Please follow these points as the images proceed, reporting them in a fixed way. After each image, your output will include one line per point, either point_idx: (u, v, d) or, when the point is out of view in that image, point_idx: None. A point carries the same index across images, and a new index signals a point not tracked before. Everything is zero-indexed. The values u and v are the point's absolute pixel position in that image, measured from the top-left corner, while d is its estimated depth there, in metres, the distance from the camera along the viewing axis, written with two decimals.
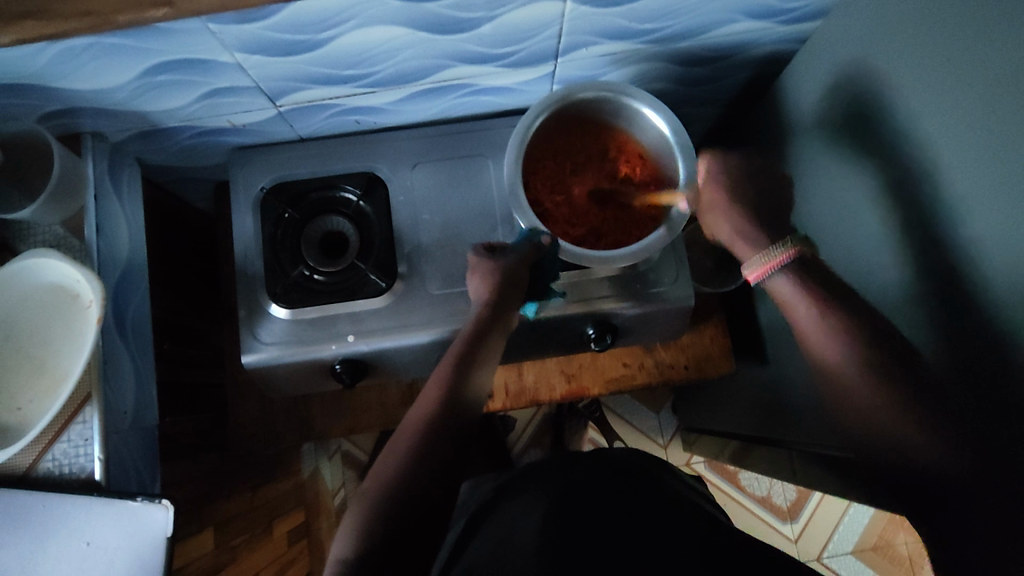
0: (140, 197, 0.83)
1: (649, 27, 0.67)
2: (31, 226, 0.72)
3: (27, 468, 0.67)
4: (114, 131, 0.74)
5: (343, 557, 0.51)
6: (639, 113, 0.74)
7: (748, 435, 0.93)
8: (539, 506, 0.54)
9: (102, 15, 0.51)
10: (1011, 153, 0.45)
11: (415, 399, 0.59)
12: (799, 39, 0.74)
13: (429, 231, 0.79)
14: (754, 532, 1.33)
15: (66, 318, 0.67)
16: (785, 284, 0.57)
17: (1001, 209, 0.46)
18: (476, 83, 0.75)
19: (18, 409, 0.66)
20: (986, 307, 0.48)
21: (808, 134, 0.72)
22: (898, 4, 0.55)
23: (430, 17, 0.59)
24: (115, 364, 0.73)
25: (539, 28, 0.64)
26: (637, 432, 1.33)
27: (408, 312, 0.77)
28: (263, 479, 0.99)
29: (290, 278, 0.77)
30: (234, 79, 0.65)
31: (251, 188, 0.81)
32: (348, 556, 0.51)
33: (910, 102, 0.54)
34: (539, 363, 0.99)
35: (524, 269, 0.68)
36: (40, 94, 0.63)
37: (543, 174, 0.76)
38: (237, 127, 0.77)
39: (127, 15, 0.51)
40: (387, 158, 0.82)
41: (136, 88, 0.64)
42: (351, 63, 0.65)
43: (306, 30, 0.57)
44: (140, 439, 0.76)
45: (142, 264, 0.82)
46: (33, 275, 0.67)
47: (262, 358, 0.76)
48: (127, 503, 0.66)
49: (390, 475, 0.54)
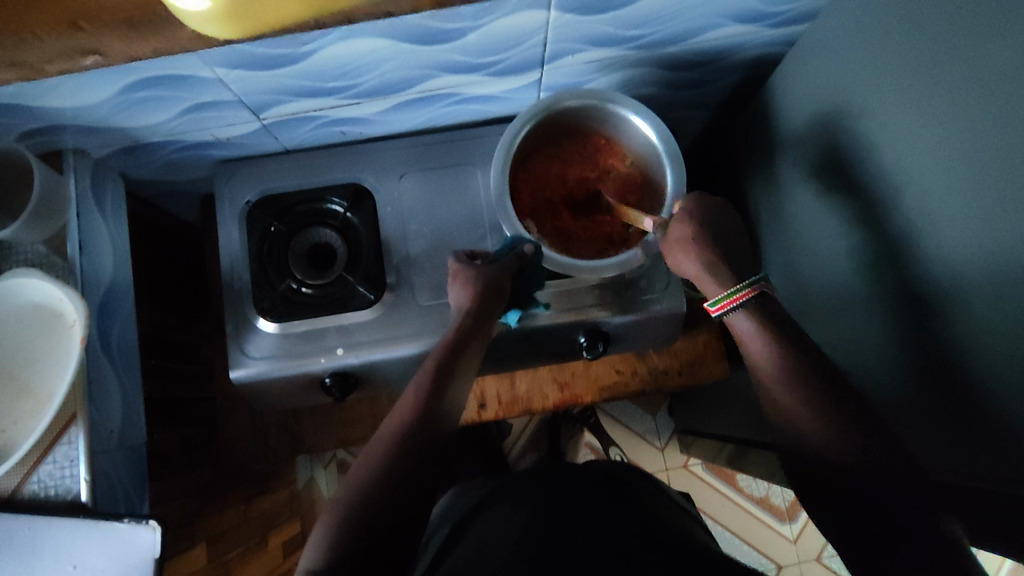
0: (124, 212, 0.82)
1: (633, 33, 0.67)
2: (13, 245, 0.71)
3: (12, 491, 0.66)
4: (95, 147, 0.73)
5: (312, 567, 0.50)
6: (626, 120, 0.73)
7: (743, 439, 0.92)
8: (528, 519, 0.54)
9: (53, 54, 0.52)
10: (1002, 159, 0.44)
11: (392, 407, 0.58)
12: (786, 42, 0.74)
13: (417, 241, 0.79)
14: (753, 533, 1.32)
15: (50, 339, 0.67)
16: (745, 324, 0.58)
17: (994, 216, 0.46)
18: (462, 92, 0.75)
19: (3, 431, 0.65)
20: (982, 316, 0.47)
21: (795, 137, 0.71)
22: (882, 9, 0.55)
23: (412, 29, 0.58)
24: (101, 383, 0.72)
25: (522, 37, 0.64)
26: (633, 436, 1.33)
27: (397, 324, 0.76)
28: (256, 491, 0.99)
29: (278, 292, 0.76)
30: (216, 93, 0.64)
31: (236, 201, 0.80)
32: (316, 566, 0.49)
33: (902, 106, 0.54)
34: (532, 371, 0.98)
35: (509, 277, 0.67)
36: (19, 113, 0.62)
37: (527, 185, 0.76)
38: (222, 141, 0.77)
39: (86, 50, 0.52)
40: (373, 168, 0.81)
41: (116, 105, 0.64)
42: (333, 75, 0.64)
43: (286, 44, 0.56)
44: (127, 458, 0.75)
45: (127, 281, 0.81)
46: (16, 295, 0.66)
47: (250, 373, 0.76)
48: (114, 524, 0.66)
49: (364, 485, 0.52)
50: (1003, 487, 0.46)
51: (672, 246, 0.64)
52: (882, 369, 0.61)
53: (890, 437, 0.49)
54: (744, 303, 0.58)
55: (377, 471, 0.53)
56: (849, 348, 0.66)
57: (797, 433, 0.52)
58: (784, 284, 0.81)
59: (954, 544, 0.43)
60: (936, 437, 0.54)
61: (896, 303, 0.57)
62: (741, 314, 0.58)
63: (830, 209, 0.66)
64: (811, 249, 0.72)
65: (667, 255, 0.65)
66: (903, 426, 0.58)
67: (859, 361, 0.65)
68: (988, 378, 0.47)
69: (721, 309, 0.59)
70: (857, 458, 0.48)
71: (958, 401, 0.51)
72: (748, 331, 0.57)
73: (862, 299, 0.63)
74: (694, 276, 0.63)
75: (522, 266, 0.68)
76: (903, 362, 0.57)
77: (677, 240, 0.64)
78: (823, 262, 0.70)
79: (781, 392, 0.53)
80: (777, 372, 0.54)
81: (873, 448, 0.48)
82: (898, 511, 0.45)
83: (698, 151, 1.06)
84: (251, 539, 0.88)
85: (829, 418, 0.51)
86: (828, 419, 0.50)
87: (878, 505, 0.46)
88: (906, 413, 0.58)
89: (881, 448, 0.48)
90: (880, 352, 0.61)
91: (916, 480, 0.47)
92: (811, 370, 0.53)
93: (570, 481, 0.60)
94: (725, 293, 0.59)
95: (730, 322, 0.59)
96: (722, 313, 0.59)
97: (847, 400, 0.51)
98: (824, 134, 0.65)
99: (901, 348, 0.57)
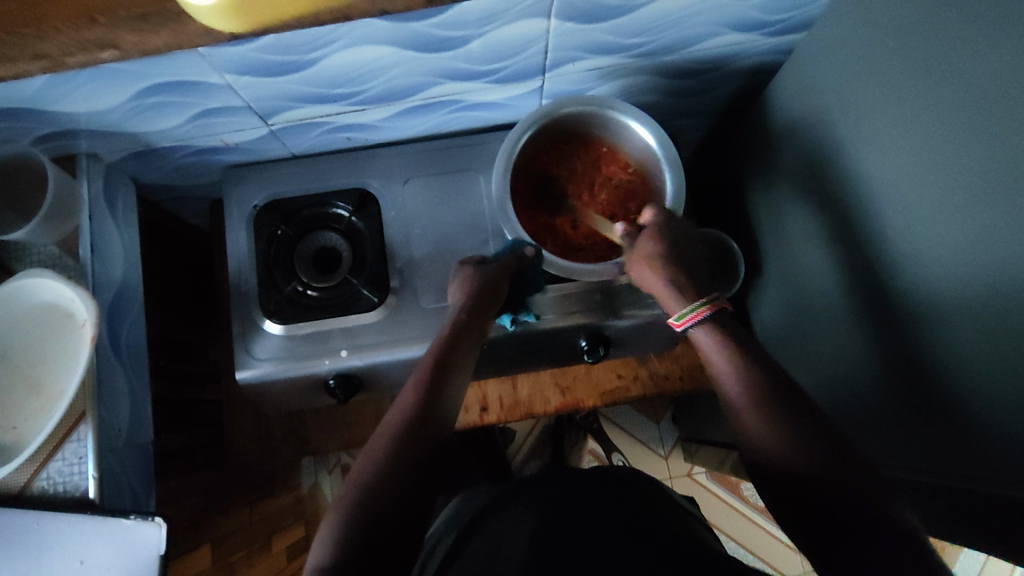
0: (135, 216, 0.84)
1: (634, 41, 0.68)
2: (27, 247, 0.73)
3: (22, 487, 0.67)
4: (108, 152, 0.75)
5: (318, 564, 0.50)
6: (626, 125, 0.74)
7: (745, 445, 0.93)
8: (529, 520, 0.55)
9: (57, 59, 0.52)
10: (991, 163, 0.45)
11: (391, 406, 0.58)
12: (784, 50, 0.75)
13: (420, 245, 0.80)
14: (758, 543, 1.32)
15: (60, 338, 0.68)
16: (704, 338, 0.58)
17: (980, 217, 0.46)
18: (465, 99, 0.76)
19: (13, 428, 0.66)
20: (969, 318, 0.48)
21: (791, 144, 0.72)
22: (874, 18, 0.56)
23: (416, 37, 0.59)
24: (110, 383, 0.73)
25: (524, 45, 0.65)
26: (637, 443, 1.32)
27: (400, 326, 0.77)
28: (260, 494, 0.99)
29: (284, 294, 0.78)
30: (225, 99, 0.66)
31: (244, 205, 0.82)
32: (323, 563, 0.49)
33: (894, 111, 0.54)
34: (534, 375, 0.99)
35: (504, 277, 0.69)
36: (34, 118, 0.64)
37: (522, 192, 0.77)
38: (230, 146, 0.78)
39: (76, 58, 0.52)
40: (378, 174, 0.82)
41: (128, 110, 0.66)
42: (339, 82, 0.66)
43: (293, 52, 0.58)
44: (134, 456, 0.77)
45: (136, 283, 0.83)
46: (28, 295, 0.68)
47: (256, 374, 0.77)
48: (120, 521, 0.67)
49: (367, 482, 0.52)
50: (991, 486, 0.47)
51: (637, 262, 0.65)
52: (873, 372, 0.61)
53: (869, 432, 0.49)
54: (704, 318, 0.59)
55: (380, 466, 0.53)
56: (841, 351, 0.67)
57: (750, 438, 0.52)
58: (781, 288, 0.82)
59: (911, 538, 0.42)
60: (925, 439, 0.54)
61: (885, 307, 0.58)
62: (702, 327, 0.58)
63: (824, 213, 0.67)
64: (806, 253, 0.73)
65: (634, 269, 0.66)
66: (894, 429, 0.59)
67: (851, 365, 0.65)
68: (975, 378, 0.48)
69: (684, 324, 0.60)
70: (812, 456, 0.47)
71: (942, 401, 0.51)
72: (709, 346, 0.57)
73: (853, 304, 0.63)
74: (660, 293, 0.64)
75: (520, 267, 0.71)
76: (892, 365, 0.57)
77: (641, 257, 0.65)
78: (817, 268, 0.70)
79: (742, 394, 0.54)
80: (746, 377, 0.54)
81: (829, 445, 0.48)
82: (855, 507, 0.45)
83: (700, 159, 1.07)
84: (255, 542, 0.89)
85: (787, 418, 0.50)
86: (783, 419, 0.50)
87: (829, 499, 0.46)
88: (896, 415, 0.58)
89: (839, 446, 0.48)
90: (870, 355, 0.61)
91: (876, 477, 0.46)
92: (771, 372, 0.54)
93: (572, 482, 0.60)
94: (688, 308, 0.60)
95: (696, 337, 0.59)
96: (687, 326, 0.60)
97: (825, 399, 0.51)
98: (820, 140, 0.66)
99: (889, 350, 0.58)
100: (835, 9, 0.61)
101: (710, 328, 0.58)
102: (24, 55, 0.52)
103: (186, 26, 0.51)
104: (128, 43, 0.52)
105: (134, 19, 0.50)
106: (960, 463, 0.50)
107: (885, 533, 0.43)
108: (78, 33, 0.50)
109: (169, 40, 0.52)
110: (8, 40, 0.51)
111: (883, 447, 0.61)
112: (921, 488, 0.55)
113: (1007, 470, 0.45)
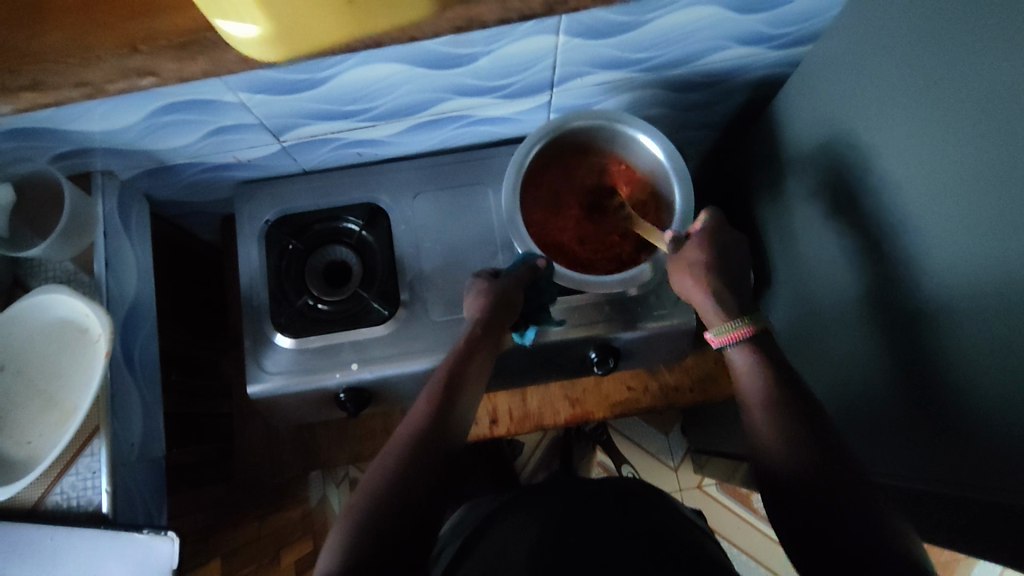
0: (148, 232, 0.85)
1: (641, 56, 0.68)
2: (43, 263, 0.74)
3: (35, 501, 0.68)
4: (123, 169, 0.76)
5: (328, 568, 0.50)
6: (634, 139, 0.75)
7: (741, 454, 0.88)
8: (533, 526, 0.55)
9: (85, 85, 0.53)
10: (999, 175, 0.45)
11: (403, 417, 0.59)
12: (790, 62, 0.75)
13: (430, 258, 0.80)
14: (767, 554, 1.31)
15: (74, 353, 0.69)
16: (739, 356, 0.59)
17: (990, 230, 0.46)
18: (474, 114, 0.77)
19: (28, 443, 0.67)
20: (976, 327, 0.48)
21: (799, 157, 0.73)
22: (881, 32, 0.56)
23: (427, 54, 0.60)
24: (123, 398, 0.74)
25: (534, 60, 0.66)
26: (646, 455, 1.31)
27: (410, 339, 0.77)
28: (269, 507, 0.99)
29: (295, 308, 0.78)
30: (239, 116, 0.67)
31: (256, 220, 0.83)
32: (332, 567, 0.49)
33: (901, 123, 0.55)
34: (543, 388, 1.00)
35: (520, 290, 0.69)
36: (53, 136, 0.66)
37: (536, 203, 0.78)
38: (243, 163, 0.79)
39: (117, 85, 0.54)
40: (388, 188, 0.83)
41: (145, 128, 0.67)
42: (350, 99, 0.67)
43: (307, 70, 0.59)
44: (147, 471, 0.77)
45: (149, 298, 0.83)
46: (45, 310, 0.69)
47: (267, 388, 0.77)
48: (134, 535, 0.67)
49: (378, 493, 0.53)
50: (995, 495, 0.47)
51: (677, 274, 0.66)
52: (883, 381, 0.61)
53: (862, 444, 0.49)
54: (743, 339, 0.59)
55: (392, 474, 0.53)
56: (850, 360, 0.67)
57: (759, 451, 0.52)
58: (790, 297, 0.82)
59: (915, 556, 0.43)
60: (932, 450, 0.54)
61: (892, 317, 0.58)
62: (739, 347, 0.58)
63: (834, 224, 0.67)
64: (814, 262, 0.73)
65: (673, 279, 0.67)
66: (903, 438, 0.59)
67: (860, 374, 0.65)
68: (984, 388, 0.48)
69: (722, 340, 0.60)
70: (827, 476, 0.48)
71: (950, 411, 0.52)
72: (743, 363, 0.58)
73: (860, 314, 0.64)
74: (700, 306, 0.64)
75: (536, 279, 0.71)
76: (900, 373, 0.58)
77: (681, 267, 0.65)
78: (826, 276, 0.71)
79: (757, 409, 0.54)
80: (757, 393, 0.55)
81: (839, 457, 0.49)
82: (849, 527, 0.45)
83: (706, 171, 1.08)
84: (264, 557, 0.89)
85: (799, 437, 0.51)
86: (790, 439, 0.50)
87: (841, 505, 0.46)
88: (905, 424, 0.58)
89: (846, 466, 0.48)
90: (879, 363, 0.61)
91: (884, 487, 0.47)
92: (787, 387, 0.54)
93: (576, 488, 0.61)
94: (727, 325, 0.60)
95: (730, 353, 0.60)
96: (724, 343, 0.60)
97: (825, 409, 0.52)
98: (827, 152, 0.66)
99: (898, 360, 0.58)
100: (842, 23, 0.62)
101: (747, 348, 0.58)
102: (66, 82, 0.53)
103: (220, 52, 0.52)
104: (167, 71, 0.53)
105: (174, 47, 0.52)
106: (965, 472, 0.51)
107: (888, 555, 0.43)
108: (118, 59, 0.53)
109: (204, 66, 0.53)
110: (51, 68, 0.53)
111: (890, 457, 0.61)
112: (928, 496, 0.55)
113: (1007, 480, 0.46)
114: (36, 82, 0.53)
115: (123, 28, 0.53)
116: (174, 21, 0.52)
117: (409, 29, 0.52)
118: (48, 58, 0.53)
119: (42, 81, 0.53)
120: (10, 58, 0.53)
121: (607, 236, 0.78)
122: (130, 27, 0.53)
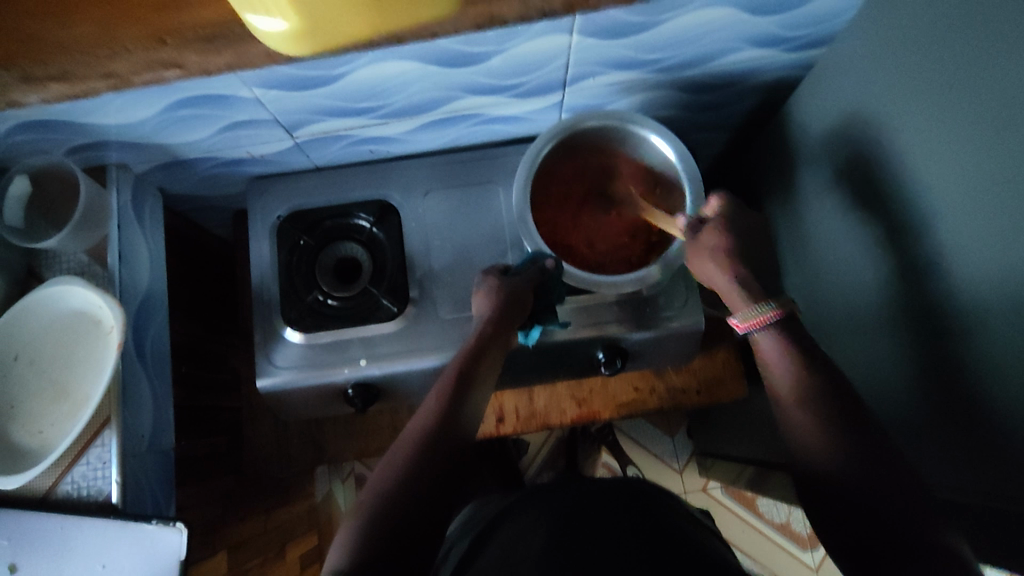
0: (161, 225, 0.85)
1: (654, 57, 0.68)
2: (57, 255, 0.74)
3: (47, 490, 0.68)
4: (137, 162, 0.76)
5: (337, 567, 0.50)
6: (646, 140, 0.75)
7: (749, 457, 0.88)
8: (548, 525, 0.55)
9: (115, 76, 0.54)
10: (1015, 182, 0.45)
11: (415, 413, 0.59)
12: (804, 65, 0.75)
13: (440, 255, 0.81)
14: (772, 558, 1.31)
15: (88, 344, 0.69)
16: (770, 344, 0.58)
17: (1007, 236, 0.46)
18: (486, 113, 0.77)
19: (40, 432, 0.67)
20: (994, 333, 0.48)
21: (814, 160, 0.72)
22: (898, 37, 0.56)
23: (440, 53, 0.60)
24: (134, 389, 0.74)
25: (548, 60, 0.66)
26: (651, 456, 1.31)
27: (418, 336, 0.78)
28: (274, 500, 1.00)
29: (305, 304, 0.79)
30: (253, 112, 0.67)
31: (268, 216, 0.83)
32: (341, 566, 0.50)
33: (917, 127, 0.54)
34: (550, 387, 1.00)
35: (530, 290, 0.69)
36: (70, 129, 0.66)
37: (548, 204, 0.78)
38: (256, 158, 0.80)
39: (143, 76, 0.54)
40: (399, 185, 0.84)
41: (160, 123, 0.67)
42: (364, 96, 0.67)
43: (321, 67, 0.59)
44: (156, 462, 0.78)
45: (161, 291, 0.84)
46: (61, 301, 0.69)
47: (276, 382, 0.77)
48: (143, 525, 0.68)
49: (387, 490, 0.53)
50: (1016, 504, 0.47)
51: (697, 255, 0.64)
52: (903, 385, 0.61)
53: (880, 449, 0.49)
54: (769, 323, 0.58)
55: (402, 472, 0.54)
56: (869, 364, 0.67)
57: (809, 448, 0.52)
58: (805, 300, 0.82)
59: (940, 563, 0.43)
60: (952, 454, 0.54)
61: (912, 320, 0.58)
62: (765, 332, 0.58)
63: (849, 230, 0.66)
64: (831, 265, 0.72)
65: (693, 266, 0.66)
66: (924, 442, 0.58)
67: (880, 377, 0.65)
68: (1007, 395, 0.47)
69: (747, 327, 0.59)
70: (844, 474, 0.49)
71: (974, 416, 0.51)
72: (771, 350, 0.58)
73: (880, 317, 0.63)
74: (724, 290, 0.63)
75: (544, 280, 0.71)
76: (922, 377, 0.57)
77: (699, 251, 0.64)
78: (843, 279, 0.70)
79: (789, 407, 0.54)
80: (797, 389, 0.55)
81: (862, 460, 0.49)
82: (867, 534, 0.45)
83: (717, 173, 1.07)
84: (269, 551, 0.92)
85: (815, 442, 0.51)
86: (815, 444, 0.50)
87: (870, 516, 0.47)
88: (926, 429, 0.58)
89: (866, 467, 0.48)
90: (899, 366, 0.61)
91: (905, 493, 0.47)
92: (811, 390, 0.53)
93: (588, 489, 0.61)
94: (752, 310, 0.59)
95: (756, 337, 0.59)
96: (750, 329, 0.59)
97: (843, 409, 0.52)
98: (842, 155, 0.66)
99: (919, 364, 0.57)
100: (858, 27, 0.62)
101: (773, 332, 0.58)
102: (94, 72, 0.54)
103: (246, 46, 0.53)
104: (192, 62, 0.53)
105: (200, 39, 0.52)
106: (985, 480, 0.50)
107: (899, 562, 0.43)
108: (147, 52, 0.53)
109: (229, 59, 0.53)
110: (77, 60, 0.54)
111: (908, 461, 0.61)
112: (949, 504, 0.54)
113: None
114: (62, 73, 0.54)
115: (149, 19, 0.53)
116: (203, 15, 0.52)
117: (430, 24, 0.52)
118: (76, 48, 0.54)
119: (69, 72, 0.54)
120: (40, 50, 0.54)
121: (619, 238, 0.78)
122: (158, 20, 0.53)
